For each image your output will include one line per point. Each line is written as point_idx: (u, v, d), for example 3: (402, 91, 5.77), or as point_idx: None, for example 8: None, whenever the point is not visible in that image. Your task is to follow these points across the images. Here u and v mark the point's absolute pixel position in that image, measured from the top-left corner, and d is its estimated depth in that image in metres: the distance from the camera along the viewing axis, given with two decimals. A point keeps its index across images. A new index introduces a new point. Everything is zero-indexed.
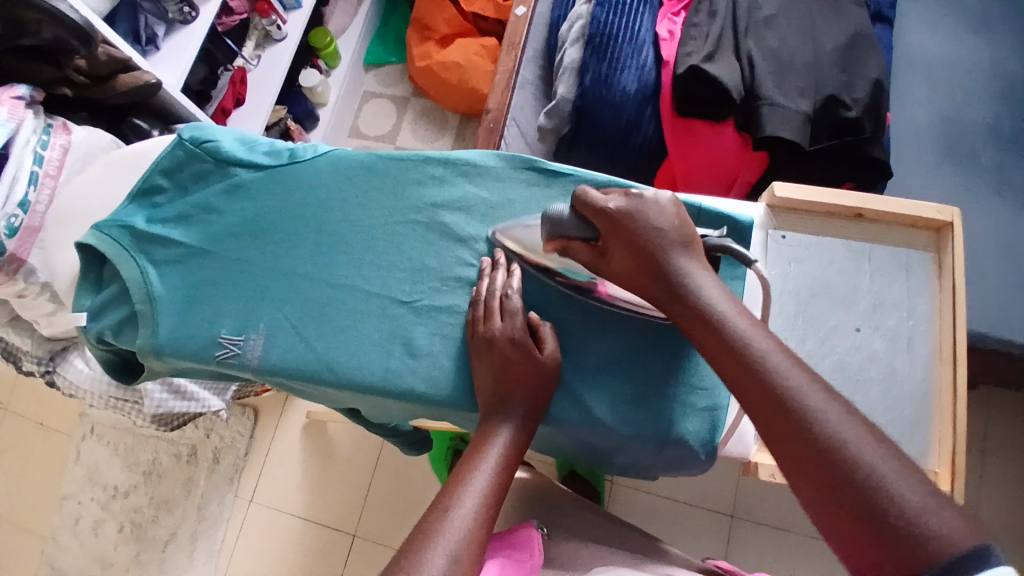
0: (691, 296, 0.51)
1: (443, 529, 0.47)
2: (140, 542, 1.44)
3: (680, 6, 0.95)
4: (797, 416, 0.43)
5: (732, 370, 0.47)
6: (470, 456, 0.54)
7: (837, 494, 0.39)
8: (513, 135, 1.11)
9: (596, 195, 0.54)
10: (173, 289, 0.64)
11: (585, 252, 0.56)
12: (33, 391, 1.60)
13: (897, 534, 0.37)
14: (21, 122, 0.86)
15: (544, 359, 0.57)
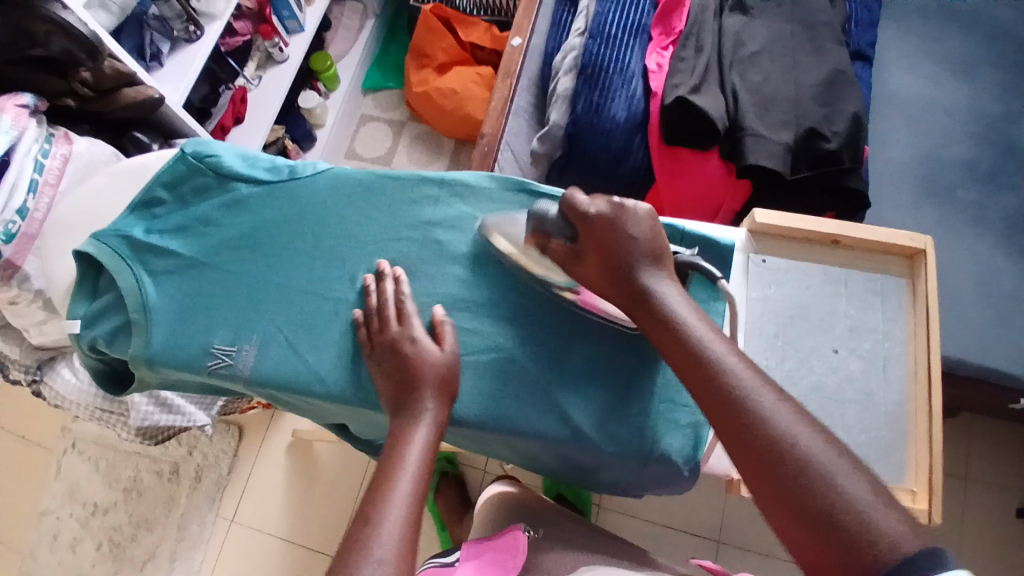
0: (660, 307, 0.54)
1: (378, 537, 0.49)
2: (117, 560, 1.42)
3: (669, 41, 0.97)
4: (759, 424, 0.45)
5: (695, 378, 0.50)
6: (395, 453, 0.56)
7: (796, 499, 0.42)
8: (506, 159, 1.14)
9: (583, 200, 0.59)
10: (168, 298, 0.66)
11: (561, 253, 0.60)
12: (17, 404, 1.59)
13: (851, 538, 0.39)
14: (24, 130, 0.90)
15: (444, 357, 0.60)
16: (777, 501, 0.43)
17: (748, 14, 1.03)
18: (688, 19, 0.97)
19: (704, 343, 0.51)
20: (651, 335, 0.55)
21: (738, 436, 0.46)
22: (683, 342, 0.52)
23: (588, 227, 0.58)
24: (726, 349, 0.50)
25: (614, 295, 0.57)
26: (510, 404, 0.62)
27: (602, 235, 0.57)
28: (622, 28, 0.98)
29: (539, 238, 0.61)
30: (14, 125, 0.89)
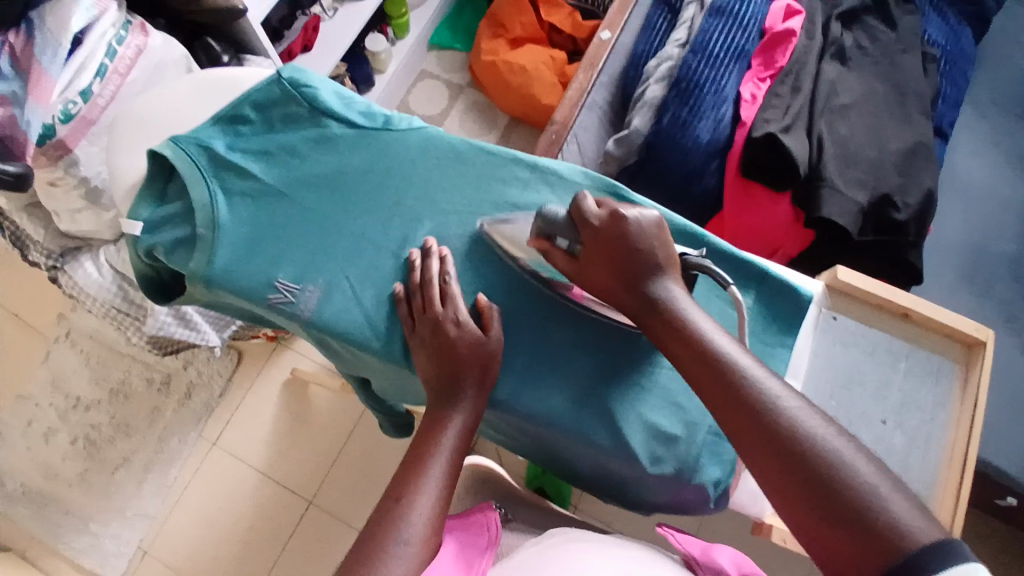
0: (667, 307, 0.54)
1: (407, 522, 0.51)
2: (90, 459, 1.42)
3: (768, 73, 0.95)
4: (772, 427, 0.46)
5: (700, 378, 0.51)
6: (427, 435, 0.56)
7: (813, 494, 0.43)
8: (572, 151, 1.13)
9: (591, 206, 0.58)
10: (238, 221, 0.64)
11: (563, 260, 0.59)
12: (15, 282, 1.56)
13: (874, 528, 0.41)
14: (104, 11, 0.87)
15: (485, 340, 0.58)
16: (795, 497, 0.44)
17: (845, 65, 1.03)
18: (792, 56, 0.95)
19: (715, 343, 0.51)
20: (658, 336, 0.54)
21: (753, 439, 0.46)
22: (695, 347, 0.52)
23: (593, 232, 0.57)
24: (736, 349, 0.51)
25: (619, 295, 0.57)
26: (563, 401, 0.61)
27: (608, 242, 0.56)
28: (724, 50, 0.96)
29: (543, 242, 0.59)
30: (95, 5, 0.86)
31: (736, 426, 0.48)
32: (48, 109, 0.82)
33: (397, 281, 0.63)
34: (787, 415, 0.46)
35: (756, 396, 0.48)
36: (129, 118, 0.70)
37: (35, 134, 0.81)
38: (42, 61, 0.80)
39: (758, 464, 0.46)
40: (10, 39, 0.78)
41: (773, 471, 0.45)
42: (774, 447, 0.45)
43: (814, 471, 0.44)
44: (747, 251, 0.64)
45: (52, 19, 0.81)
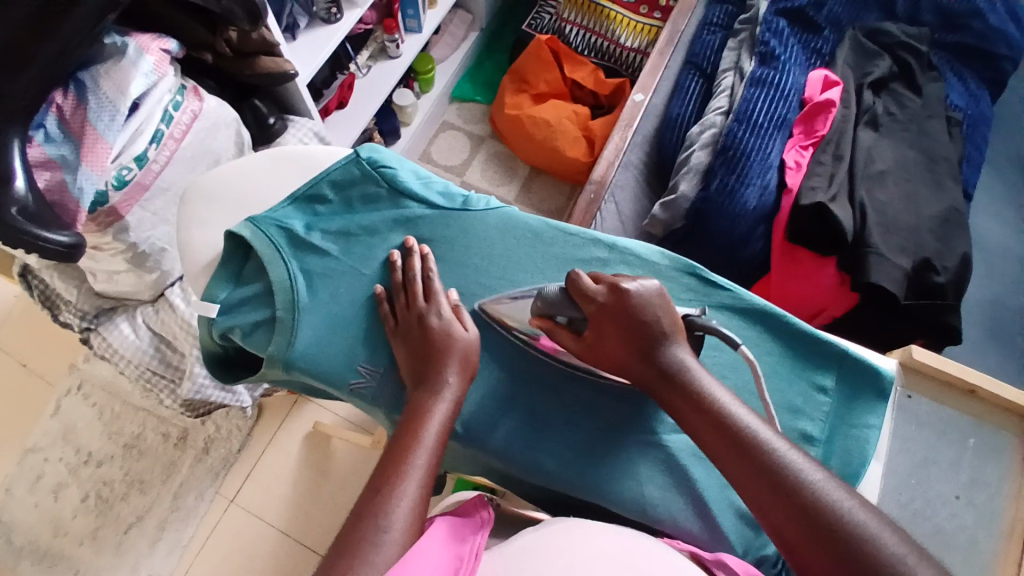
0: (680, 374, 0.56)
1: (390, 513, 0.50)
2: (102, 517, 1.36)
3: (810, 141, 0.99)
4: (786, 486, 0.49)
5: (723, 454, 0.53)
6: (409, 424, 0.55)
7: (834, 555, 0.45)
8: (609, 211, 1.12)
9: (588, 282, 0.59)
10: (319, 300, 0.63)
11: (570, 339, 0.60)
12: (25, 332, 1.52)
13: None
14: (162, 76, 0.85)
15: (466, 334, 0.60)
16: (819, 561, 0.46)
17: (878, 131, 1.06)
18: (831, 126, 0.99)
19: (733, 416, 0.53)
20: (673, 408, 0.56)
21: (781, 514, 0.48)
22: (715, 417, 0.54)
23: (597, 306, 0.58)
24: (753, 418, 0.53)
25: (632, 363, 0.58)
26: (649, 484, 0.60)
27: (610, 317, 0.58)
28: (767, 120, 0.98)
29: (545, 321, 0.60)
30: (155, 70, 0.84)
31: (764, 505, 0.49)
32: (103, 175, 0.81)
33: (378, 283, 0.65)
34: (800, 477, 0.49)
35: (778, 467, 0.50)
36: (202, 195, 0.70)
37: (87, 201, 0.81)
38: (99, 126, 0.79)
39: (787, 540, 0.48)
40: (63, 102, 0.79)
41: (807, 548, 0.47)
42: (800, 520, 0.47)
43: (844, 542, 0.45)
44: (825, 332, 0.66)
45: (110, 84, 0.80)
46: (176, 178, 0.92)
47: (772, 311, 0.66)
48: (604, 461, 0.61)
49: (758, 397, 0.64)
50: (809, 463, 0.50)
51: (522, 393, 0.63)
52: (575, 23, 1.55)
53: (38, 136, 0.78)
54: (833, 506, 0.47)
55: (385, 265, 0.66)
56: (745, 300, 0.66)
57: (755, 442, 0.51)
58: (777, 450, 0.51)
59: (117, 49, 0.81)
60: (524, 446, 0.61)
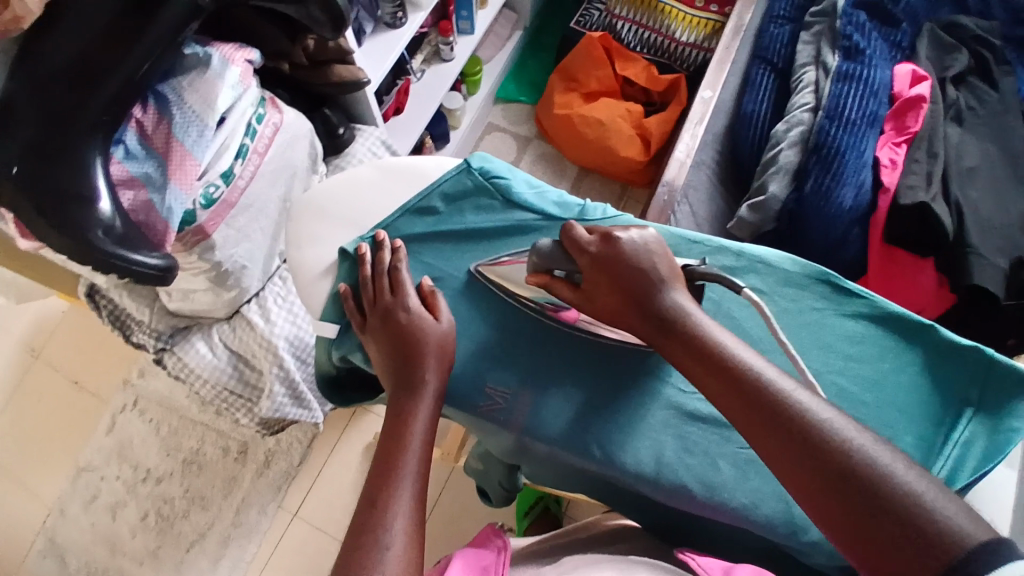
0: (674, 315, 0.56)
1: (389, 528, 0.49)
2: (162, 535, 1.35)
3: (903, 137, 0.96)
4: (781, 416, 0.48)
5: (727, 400, 0.51)
6: (395, 432, 0.56)
7: (832, 483, 0.44)
8: (683, 213, 1.07)
9: (581, 233, 0.60)
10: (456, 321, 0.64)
11: (567, 293, 0.61)
12: (74, 347, 1.50)
13: (908, 518, 0.41)
14: (247, 89, 0.83)
15: (437, 323, 0.60)
16: (813, 488, 0.45)
17: (963, 127, 1.01)
18: (923, 123, 0.96)
19: (738, 357, 0.52)
20: (666, 348, 0.56)
21: (781, 453, 0.47)
22: (717, 360, 0.52)
23: (589, 257, 0.59)
24: (757, 359, 0.52)
25: (625, 311, 0.58)
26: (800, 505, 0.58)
27: (606, 263, 0.58)
28: (861, 116, 0.97)
29: (542, 277, 0.61)
30: (241, 81, 0.81)
31: (773, 449, 0.47)
32: (190, 194, 0.80)
33: (343, 281, 0.66)
34: (797, 407, 0.48)
35: (787, 407, 0.48)
36: (313, 211, 0.71)
37: (175, 221, 0.79)
38: (187, 142, 0.77)
39: (793, 482, 0.46)
40: (143, 116, 0.77)
41: (816, 492, 0.45)
42: (810, 461, 0.45)
43: (841, 471, 0.44)
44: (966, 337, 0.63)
45: (196, 97, 0.77)
46: (261, 191, 0.91)
47: (919, 322, 0.64)
48: (730, 479, 0.58)
49: (902, 409, 0.61)
50: (821, 401, 0.48)
51: (659, 412, 0.61)
52: (627, 19, 1.51)
53: (117, 151, 0.75)
54: (847, 443, 0.45)
55: (354, 260, 0.67)
56: (883, 308, 0.64)
57: (752, 376, 0.50)
58: (772, 381, 0.50)
59: (198, 59, 0.78)
60: (665, 465, 0.59)
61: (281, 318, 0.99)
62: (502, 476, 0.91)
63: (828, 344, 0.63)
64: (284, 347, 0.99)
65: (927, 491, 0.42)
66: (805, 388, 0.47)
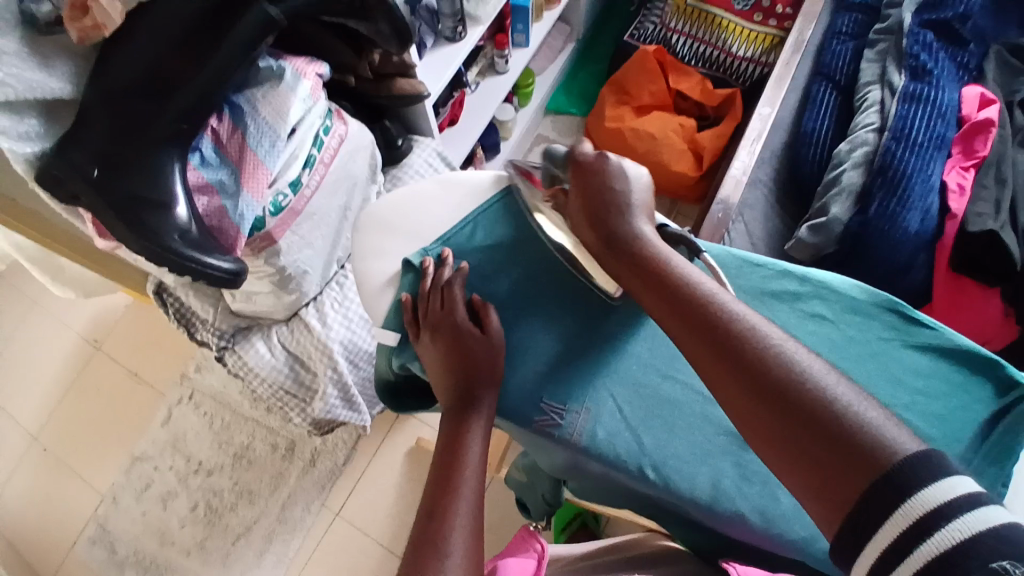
0: (641, 246, 0.59)
1: (449, 542, 0.51)
2: (210, 527, 1.39)
3: (971, 162, 0.94)
4: (722, 332, 0.49)
5: (672, 317, 0.53)
6: (452, 444, 0.58)
7: (764, 393, 0.45)
8: (739, 232, 1.05)
9: (586, 150, 0.66)
10: (515, 334, 0.65)
11: (563, 199, 0.67)
12: (134, 341, 1.56)
13: (840, 431, 0.41)
14: (317, 102, 0.86)
15: (486, 338, 0.61)
16: (744, 398, 0.46)
17: None
18: (992, 147, 0.93)
19: (688, 281, 0.54)
20: (626, 272, 0.59)
21: (720, 369, 0.48)
22: (667, 282, 0.55)
23: (584, 172, 0.64)
24: (706, 283, 0.54)
25: (595, 237, 0.62)
26: None
27: (592, 183, 0.63)
28: (929, 138, 0.94)
29: (552, 186, 0.69)
30: (311, 95, 0.83)
31: (710, 362, 0.49)
32: (261, 201, 0.83)
33: (405, 292, 0.68)
34: (742, 327, 0.49)
35: (727, 322, 0.50)
36: (379, 224, 0.73)
37: (246, 227, 0.82)
38: (260, 152, 0.80)
39: (728, 393, 0.47)
40: (219, 126, 0.80)
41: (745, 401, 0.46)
42: (741, 372, 0.47)
43: (775, 382, 0.45)
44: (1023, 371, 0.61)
45: (270, 109, 0.80)
46: (324, 201, 0.94)
47: (986, 358, 0.61)
48: (787, 508, 0.58)
49: (972, 447, 0.59)
50: (761, 318, 0.50)
51: (716, 434, 0.60)
52: (682, 32, 1.51)
53: (194, 159, 0.79)
54: (781, 353, 0.46)
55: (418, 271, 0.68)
56: (951, 340, 0.63)
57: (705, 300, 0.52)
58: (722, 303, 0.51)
59: (272, 72, 0.80)
60: (721, 492, 0.58)
61: (337, 322, 1.02)
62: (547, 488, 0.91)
63: (895, 375, 0.61)
64: (338, 350, 1.02)
65: (852, 400, 0.43)
66: (749, 307, 0.49)
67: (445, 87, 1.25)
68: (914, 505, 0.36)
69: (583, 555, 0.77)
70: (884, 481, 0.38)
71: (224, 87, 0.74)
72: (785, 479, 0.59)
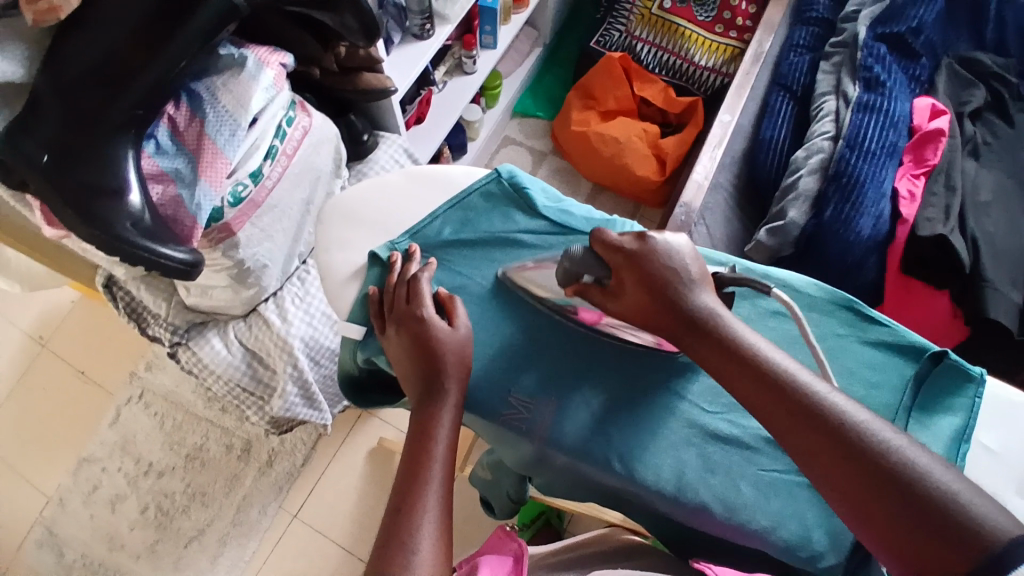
0: (707, 318, 0.55)
1: (416, 537, 0.50)
2: (160, 530, 1.34)
3: (921, 170, 0.98)
4: (815, 414, 0.48)
5: (763, 403, 0.51)
6: (419, 439, 0.57)
7: (872, 484, 0.45)
8: (701, 233, 1.07)
9: (613, 236, 0.60)
10: (480, 328, 0.64)
11: (599, 295, 0.60)
12: (80, 338, 1.49)
13: (953, 520, 0.42)
14: (280, 92, 0.84)
15: (453, 331, 0.61)
16: (849, 488, 0.45)
17: (979, 161, 1.02)
18: (942, 155, 0.98)
19: (764, 353, 0.52)
20: (694, 349, 0.55)
21: (822, 456, 0.47)
22: (750, 362, 0.52)
23: (624, 257, 0.59)
24: (789, 361, 0.52)
25: (659, 320, 0.56)
26: (818, 530, 0.59)
27: (638, 262, 0.58)
28: (880, 147, 0.99)
29: (574, 285, 0.61)
30: (275, 84, 0.81)
31: (801, 447, 0.48)
32: (219, 191, 0.80)
33: (371, 285, 0.67)
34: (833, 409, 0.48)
35: (823, 406, 0.48)
36: (343, 217, 0.72)
37: (203, 218, 0.79)
38: (219, 141, 0.78)
39: (830, 480, 0.46)
40: (176, 113, 0.78)
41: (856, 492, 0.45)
42: (846, 459, 0.46)
43: (884, 474, 0.44)
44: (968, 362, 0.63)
45: (230, 97, 0.78)
46: (286, 193, 0.92)
47: (935, 351, 0.64)
48: (748, 499, 0.59)
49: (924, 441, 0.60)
50: (847, 398, 0.49)
51: (682, 427, 0.61)
52: (647, 40, 1.54)
53: (148, 146, 0.76)
54: (877, 440, 0.46)
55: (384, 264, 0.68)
56: (902, 335, 0.65)
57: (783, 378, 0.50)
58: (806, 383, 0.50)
59: (232, 59, 0.79)
60: (685, 483, 0.59)
61: (298, 318, 0.99)
62: (512, 487, 0.91)
63: (849, 370, 0.64)
64: (299, 347, 0.99)
65: (956, 485, 0.43)
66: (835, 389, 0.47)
67: (412, 84, 1.24)
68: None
69: (554, 552, 0.81)
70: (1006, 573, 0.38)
71: (186, 73, 0.72)
72: (746, 471, 0.60)
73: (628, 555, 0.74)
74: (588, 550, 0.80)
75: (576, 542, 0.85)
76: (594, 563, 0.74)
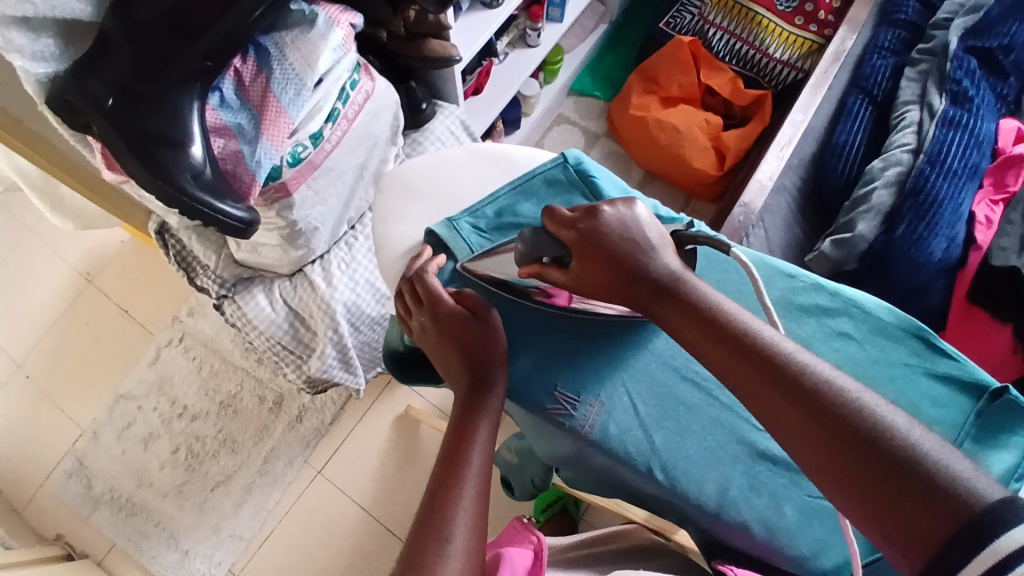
0: (674, 284, 0.52)
1: (451, 525, 0.49)
2: (189, 472, 1.38)
3: (1001, 195, 0.92)
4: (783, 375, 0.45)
5: (731, 366, 0.47)
6: (461, 426, 0.56)
7: (840, 448, 0.41)
8: (757, 236, 1.03)
9: (564, 214, 0.56)
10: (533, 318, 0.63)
11: (558, 276, 0.56)
12: (126, 277, 1.53)
13: (929, 484, 0.38)
14: (347, 53, 0.81)
15: (474, 317, 0.59)
16: (818, 451, 0.42)
17: None
18: None
19: (737, 316, 0.49)
20: (663, 316, 0.52)
21: (787, 417, 0.44)
22: (716, 321, 0.49)
23: (573, 233, 0.55)
24: (758, 321, 0.49)
25: (628, 292, 0.54)
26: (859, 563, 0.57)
27: (594, 240, 0.54)
28: (962, 166, 0.93)
29: (533, 266, 0.57)
30: (343, 45, 0.79)
31: (771, 415, 0.45)
32: (279, 151, 0.79)
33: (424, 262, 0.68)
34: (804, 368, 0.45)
35: (791, 366, 0.45)
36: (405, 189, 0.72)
37: (261, 175, 0.79)
38: (282, 100, 0.77)
39: (796, 445, 0.43)
40: (242, 67, 0.76)
41: (822, 455, 0.42)
42: (814, 419, 0.42)
43: (854, 435, 0.41)
44: None
45: (298, 55, 0.76)
46: (342, 157, 0.92)
47: (996, 386, 0.60)
48: (785, 520, 0.57)
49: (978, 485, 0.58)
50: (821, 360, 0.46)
51: (727, 441, 0.59)
52: (720, 26, 1.47)
53: (213, 99, 0.76)
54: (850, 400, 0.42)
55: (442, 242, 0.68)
56: (971, 372, 0.62)
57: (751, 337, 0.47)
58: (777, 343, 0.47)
59: (303, 16, 0.77)
60: (724, 498, 0.57)
61: (343, 283, 0.99)
62: (538, 473, 0.90)
63: (915, 403, 0.61)
64: (341, 312, 0.99)
65: (937, 450, 0.39)
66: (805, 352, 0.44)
67: (474, 54, 1.22)
68: (1000, 557, 0.34)
69: (572, 544, 0.81)
70: (977, 536, 0.35)
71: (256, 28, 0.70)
72: (790, 493, 0.58)
73: (650, 556, 0.73)
74: (613, 546, 0.79)
75: (598, 535, 0.85)
76: (617, 560, 0.74)
